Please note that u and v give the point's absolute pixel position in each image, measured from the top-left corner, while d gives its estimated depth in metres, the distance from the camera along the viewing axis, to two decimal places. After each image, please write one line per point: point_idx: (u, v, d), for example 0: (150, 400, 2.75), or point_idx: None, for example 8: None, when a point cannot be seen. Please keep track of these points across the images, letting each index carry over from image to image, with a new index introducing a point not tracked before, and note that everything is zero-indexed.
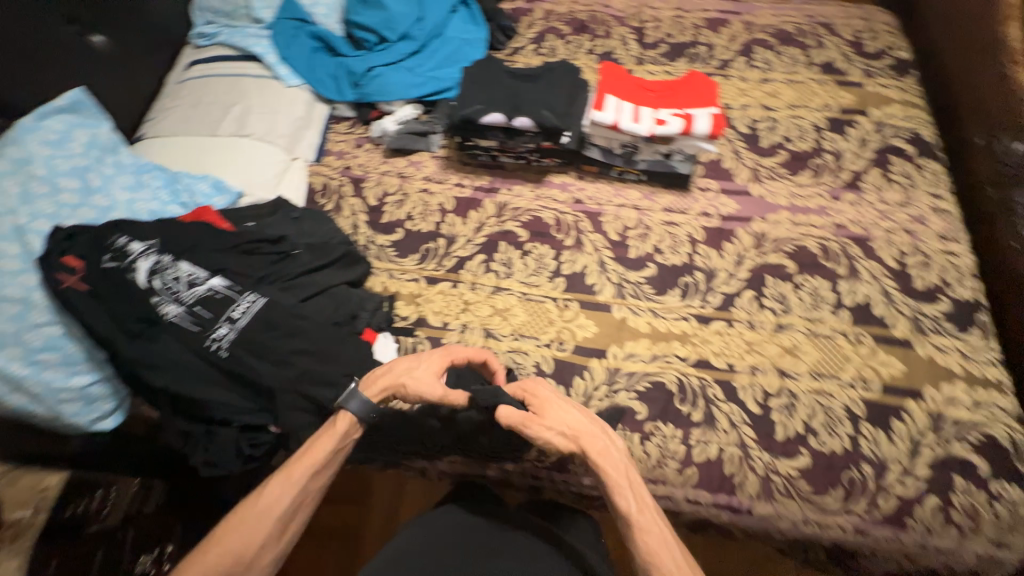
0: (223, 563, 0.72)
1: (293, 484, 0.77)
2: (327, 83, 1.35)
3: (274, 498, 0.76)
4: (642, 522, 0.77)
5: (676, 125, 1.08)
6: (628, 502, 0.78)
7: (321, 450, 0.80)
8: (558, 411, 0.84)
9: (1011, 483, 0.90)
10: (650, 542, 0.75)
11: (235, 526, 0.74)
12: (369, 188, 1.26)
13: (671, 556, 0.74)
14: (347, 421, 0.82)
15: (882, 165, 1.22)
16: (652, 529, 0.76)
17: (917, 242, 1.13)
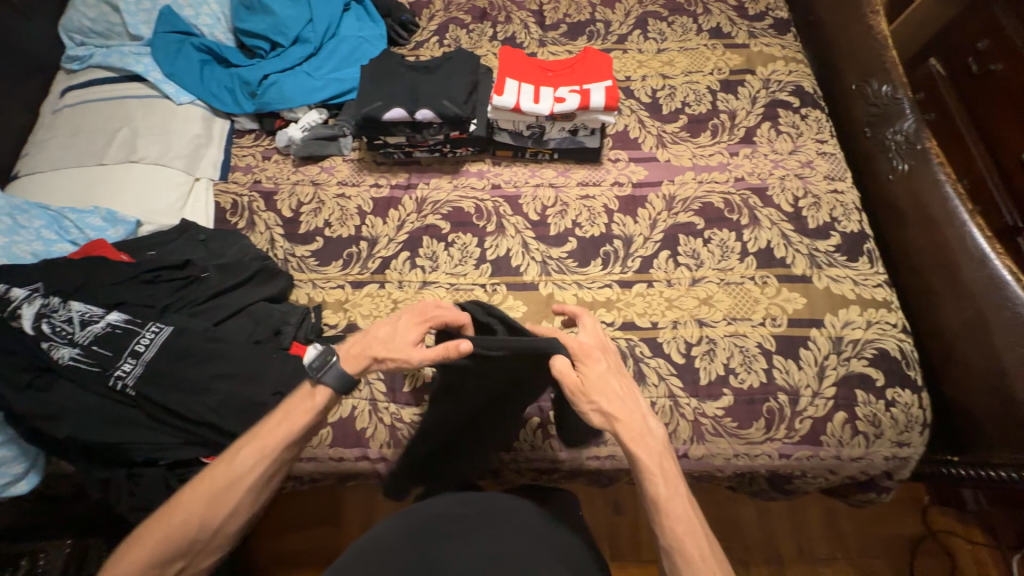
0: (184, 533, 0.66)
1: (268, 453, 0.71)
2: (222, 96, 1.29)
3: (246, 468, 0.70)
4: (670, 507, 0.71)
5: (573, 101, 1.12)
6: (660, 489, 0.72)
7: (299, 421, 0.74)
8: (609, 382, 0.77)
9: (902, 388, 1.01)
10: (676, 528, 0.70)
11: (202, 495, 0.68)
12: (282, 200, 1.22)
13: (694, 543, 0.69)
14: (325, 395, 0.76)
15: (772, 118, 1.31)
16: (682, 516, 0.71)
17: (808, 185, 1.22)
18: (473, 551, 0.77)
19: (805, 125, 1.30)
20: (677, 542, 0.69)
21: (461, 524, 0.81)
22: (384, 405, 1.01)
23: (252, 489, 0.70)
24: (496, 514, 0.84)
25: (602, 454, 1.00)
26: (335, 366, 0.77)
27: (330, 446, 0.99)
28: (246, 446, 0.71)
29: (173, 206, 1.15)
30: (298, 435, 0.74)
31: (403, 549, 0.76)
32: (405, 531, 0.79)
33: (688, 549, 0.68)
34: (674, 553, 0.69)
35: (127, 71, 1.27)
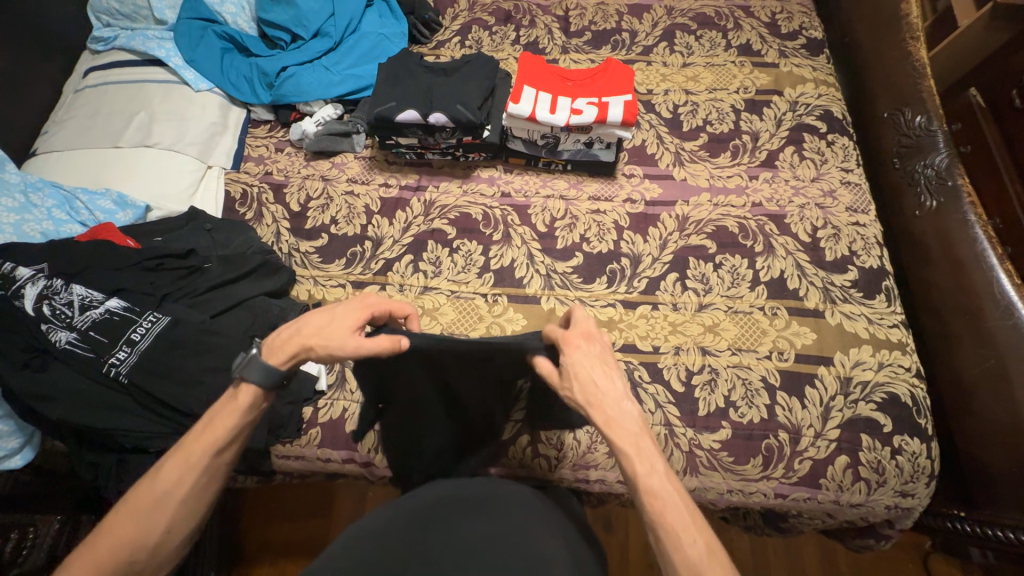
0: (113, 559, 0.60)
1: (194, 466, 0.64)
2: (240, 86, 1.29)
3: (173, 481, 0.63)
4: (658, 491, 0.60)
5: (590, 114, 1.09)
6: (645, 472, 0.61)
7: (226, 425, 0.66)
8: (583, 360, 0.66)
9: (911, 436, 0.96)
10: (665, 516, 0.59)
11: (132, 512, 0.62)
12: (291, 193, 1.21)
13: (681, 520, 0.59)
14: (252, 392, 0.68)
15: (796, 143, 1.27)
16: (665, 496, 0.60)
17: (828, 215, 1.17)
18: (470, 534, 0.73)
19: (830, 152, 1.25)
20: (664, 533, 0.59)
21: (454, 508, 0.76)
22: None
23: (185, 503, 0.64)
24: (490, 499, 0.79)
25: (592, 477, 0.98)
26: (257, 358, 0.67)
27: (319, 446, 0.99)
28: (170, 460, 0.65)
29: (183, 193, 1.16)
30: (224, 442, 0.66)
31: (394, 532, 0.71)
32: (395, 517, 0.73)
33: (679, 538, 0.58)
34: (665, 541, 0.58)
35: (149, 55, 1.28)
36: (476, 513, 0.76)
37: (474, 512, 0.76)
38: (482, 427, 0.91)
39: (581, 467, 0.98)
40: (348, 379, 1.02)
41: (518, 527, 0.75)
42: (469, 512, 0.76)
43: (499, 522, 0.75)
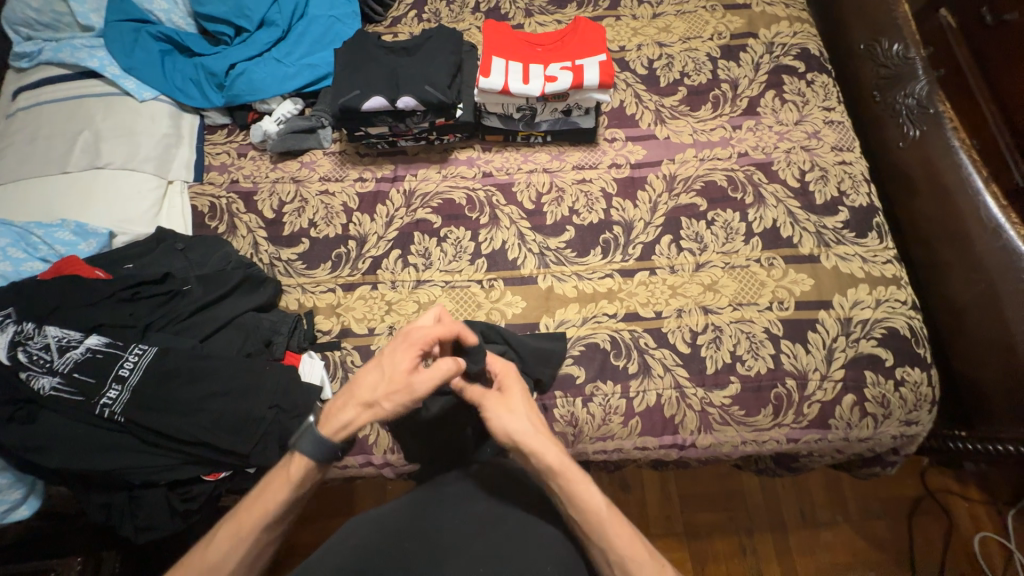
0: None
1: (241, 541, 0.63)
2: (189, 90, 1.20)
3: (220, 555, 0.63)
4: (614, 522, 0.65)
5: (566, 80, 1.04)
6: (599, 503, 0.66)
7: (273, 500, 0.65)
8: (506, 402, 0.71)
9: (912, 367, 0.99)
10: (618, 536, 0.65)
11: None
12: (262, 200, 1.15)
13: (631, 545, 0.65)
14: (302, 467, 0.66)
15: (776, 86, 1.23)
16: (615, 526, 0.65)
17: (815, 157, 1.16)
18: (475, 514, 0.71)
19: (811, 92, 1.22)
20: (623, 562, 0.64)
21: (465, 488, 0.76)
22: None
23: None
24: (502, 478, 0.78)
25: (609, 448, 0.99)
26: (311, 432, 0.66)
27: None
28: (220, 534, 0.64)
29: (147, 214, 1.09)
30: (271, 517, 0.64)
31: (395, 514, 0.71)
32: (402, 504, 0.73)
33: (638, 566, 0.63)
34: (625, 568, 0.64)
35: (81, 66, 1.17)
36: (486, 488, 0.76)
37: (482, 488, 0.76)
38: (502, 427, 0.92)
39: (598, 440, 0.99)
40: None
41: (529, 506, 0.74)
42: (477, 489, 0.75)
43: (506, 495, 0.75)
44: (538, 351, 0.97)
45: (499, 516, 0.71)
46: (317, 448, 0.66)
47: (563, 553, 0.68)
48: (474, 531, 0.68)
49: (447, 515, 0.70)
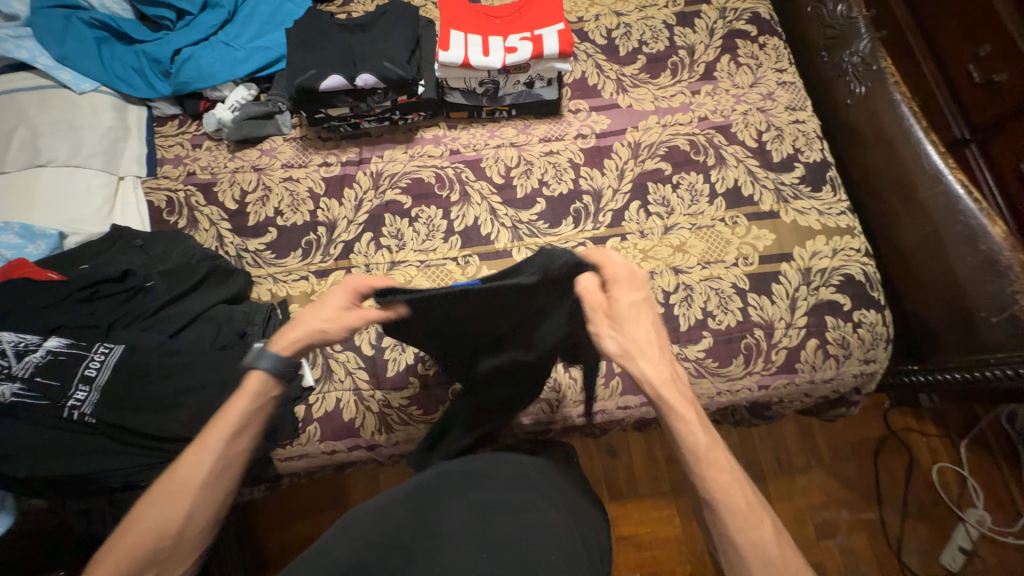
0: (145, 545, 0.60)
1: (210, 452, 0.64)
2: (131, 79, 1.13)
3: (192, 469, 0.63)
4: (710, 455, 0.66)
5: (526, 50, 1.03)
6: (697, 435, 0.68)
7: (234, 414, 0.66)
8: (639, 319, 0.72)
9: (868, 309, 1.05)
10: (717, 478, 0.65)
11: (159, 499, 0.61)
12: (223, 190, 1.12)
13: (738, 491, 0.65)
14: (258, 379, 0.68)
15: (731, 50, 1.27)
16: (722, 468, 0.66)
17: (770, 118, 1.20)
18: (474, 503, 0.73)
19: (764, 54, 1.26)
20: (716, 493, 0.65)
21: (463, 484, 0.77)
22: (369, 393, 0.99)
23: (203, 489, 0.63)
24: (498, 475, 0.80)
25: (593, 410, 1.02)
26: (264, 349, 0.68)
27: (320, 441, 0.98)
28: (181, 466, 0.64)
29: (100, 212, 1.05)
30: (235, 428, 0.65)
31: (398, 507, 0.71)
32: (399, 497, 0.74)
33: (731, 499, 0.64)
34: (717, 501, 0.65)
35: (9, 58, 1.09)
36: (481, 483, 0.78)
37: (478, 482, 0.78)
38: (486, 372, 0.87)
39: (582, 403, 1.02)
40: (334, 370, 1.00)
41: (528, 493, 0.77)
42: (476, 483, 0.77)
43: (505, 490, 0.76)
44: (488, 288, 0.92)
45: (500, 505, 0.73)
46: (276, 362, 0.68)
47: (563, 540, 0.69)
48: (473, 521, 0.69)
49: (446, 509, 0.71)
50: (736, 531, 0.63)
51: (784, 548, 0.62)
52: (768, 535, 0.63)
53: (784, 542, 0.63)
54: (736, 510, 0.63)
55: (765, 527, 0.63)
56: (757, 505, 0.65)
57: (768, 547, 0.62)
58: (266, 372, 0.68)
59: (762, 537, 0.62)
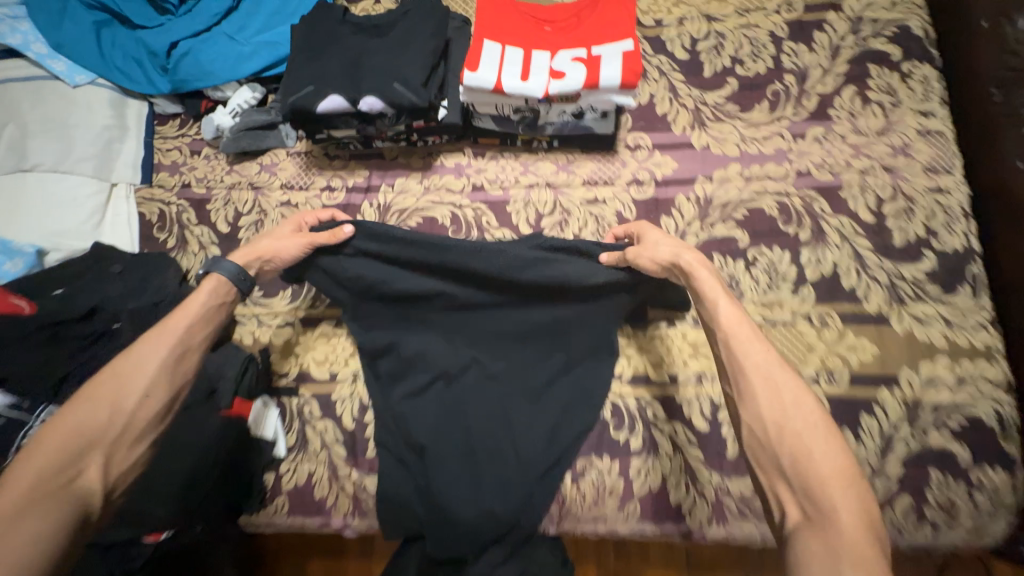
0: (89, 425, 0.59)
1: (166, 338, 0.67)
2: (130, 72, 1.01)
3: (148, 354, 0.65)
4: (759, 368, 0.58)
5: (577, 77, 0.79)
6: (752, 343, 0.60)
7: (195, 311, 0.71)
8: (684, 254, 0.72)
9: (994, 468, 0.77)
10: (790, 422, 0.55)
11: (101, 399, 0.61)
12: (216, 209, 1.00)
13: (800, 414, 0.55)
14: (215, 281, 0.74)
15: (859, 80, 0.95)
16: (788, 396, 0.56)
17: (899, 181, 0.89)
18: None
19: (904, 89, 0.94)
20: (753, 392, 0.57)
21: (454, 454, 0.81)
22: (345, 472, 0.86)
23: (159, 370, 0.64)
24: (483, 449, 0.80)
25: (600, 532, 0.82)
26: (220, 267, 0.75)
27: (288, 514, 0.86)
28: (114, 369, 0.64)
29: (86, 225, 0.96)
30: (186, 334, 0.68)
31: None
32: None
33: (789, 420, 0.55)
34: (768, 418, 0.56)
35: (4, 43, 0.99)
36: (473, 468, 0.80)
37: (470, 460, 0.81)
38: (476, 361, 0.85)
39: (588, 522, 0.82)
40: (309, 441, 0.88)
41: (523, 415, 0.82)
42: (474, 449, 0.80)
43: None
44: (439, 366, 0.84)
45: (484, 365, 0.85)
46: (231, 269, 0.75)
47: None
48: None
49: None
50: (781, 447, 0.54)
51: (839, 459, 0.52)
52: (832, 454, 0.52)
53: (840, 448, 0.53)
54: (796, 427, 0.54)
55: (836, 450, 0.52)
56: (811, 412, 0.55)
57: (831, 462, 0.52)
58: (224, 275, 0.75)
59: (820, 449, 0.53)
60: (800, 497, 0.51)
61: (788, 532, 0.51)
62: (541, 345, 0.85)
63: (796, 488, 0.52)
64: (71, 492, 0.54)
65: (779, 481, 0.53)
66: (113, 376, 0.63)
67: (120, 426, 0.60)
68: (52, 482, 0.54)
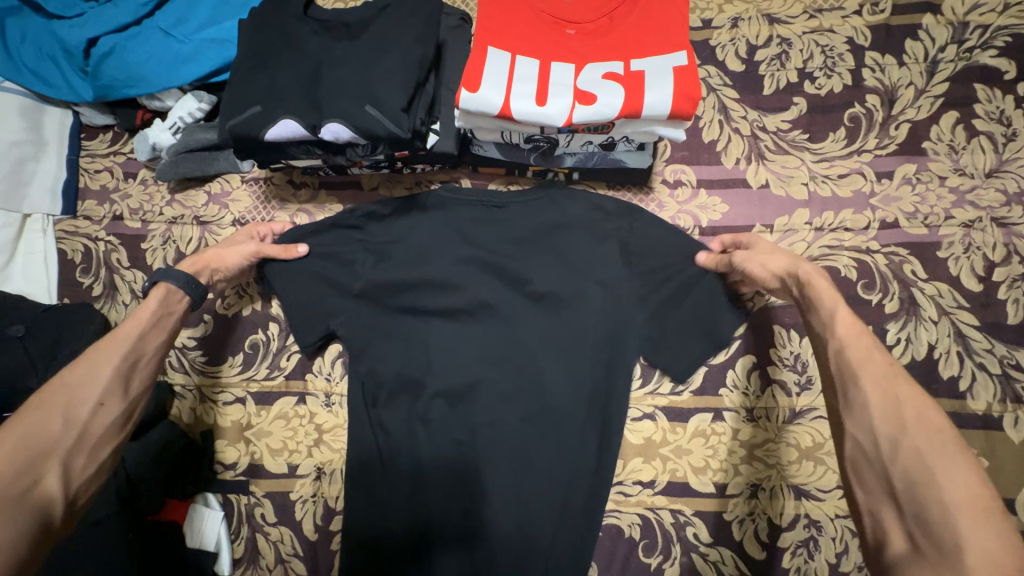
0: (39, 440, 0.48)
1: (124, 348, 0.57)
2: (42, 74, 0.80)
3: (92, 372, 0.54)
4: (869, 365, 0.45)
5: (612, 102, 0.58)
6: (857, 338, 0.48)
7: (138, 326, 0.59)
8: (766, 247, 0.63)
9: None
10: (909, 432, 0.41)
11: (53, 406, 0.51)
12: (153, 250, 0.81)
13: (922, 425, 0.41)
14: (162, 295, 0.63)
15: (962, 104, 0.74)
16: (905, 401, 0.43)
17: (1015, 239, 0.70)
18: None
19: (1020, 117, 0.73)
20: (864, 397, 0.44)
21: (453, 480, 0.68)
22: None
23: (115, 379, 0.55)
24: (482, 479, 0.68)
25: None
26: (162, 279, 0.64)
27: None
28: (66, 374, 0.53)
29: None
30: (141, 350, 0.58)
31: None
32: None
33: (919, 431, 0.41)
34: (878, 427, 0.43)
35: None
36: (472, 499, 0.68)
37: (466, 491, 0.68)
38: (496, 376, 0.70)
39: None
40: (261, 553, 0.71)
41: (545, 453, 0.68)
42: (473, 489, 0.68)
43: None
44: (455, 388, 0.70)
45: (495, 382, 0.70)
46: (185, 276, 0.64)
47: None
48: None
49: None
50: (894, 461, 0.41)
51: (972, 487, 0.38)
52: (961, 477, 0.38)
53: (974, 463, 0.39)
54: (916, 440, 0.41)
55: (965, 478, 0.38)
56: (936, 419, 0.41)
57: (959, 477, 0.38)
58: (174, 286, 0.64)
59: (946, 469, 0.39)
60: (911, 516, 0.39)
61: (889, 561, 0.40)
62: (570, 380, 0.69)
63: (909, 517, 0.39)
64: (28, 505, 0.45)
65: (882, 502, 0.41)
66: (66, 381, 0.53)
67: (76, 437, 0.51)
68: (8, 491, 0.44)
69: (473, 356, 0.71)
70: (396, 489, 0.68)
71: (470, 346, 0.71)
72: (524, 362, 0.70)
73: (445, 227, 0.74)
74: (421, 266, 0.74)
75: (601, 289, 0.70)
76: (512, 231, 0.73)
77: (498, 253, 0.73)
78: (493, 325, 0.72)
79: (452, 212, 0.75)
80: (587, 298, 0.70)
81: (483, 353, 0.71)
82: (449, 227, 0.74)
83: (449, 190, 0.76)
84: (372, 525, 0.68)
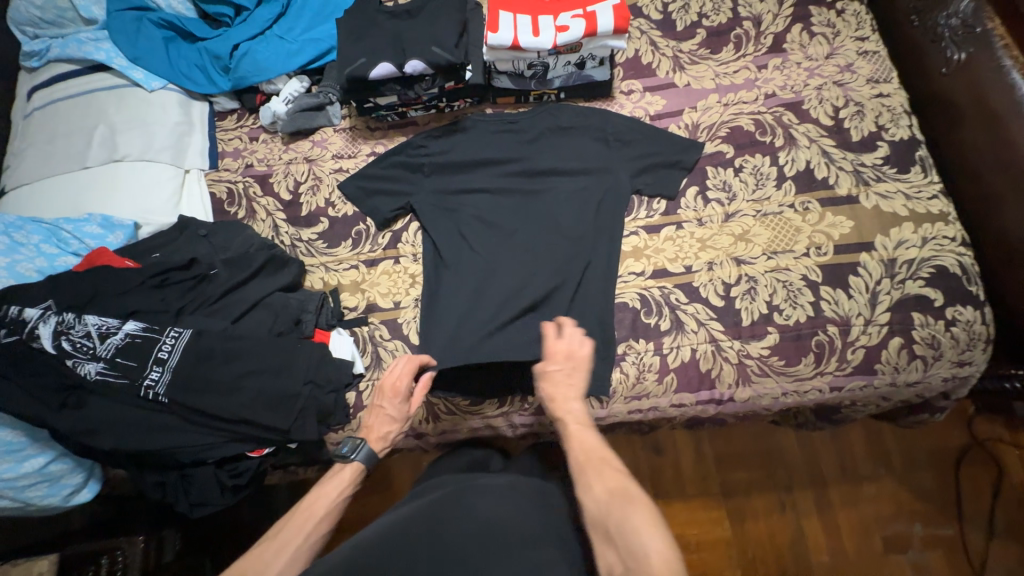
0: (276, 364, 0.90)
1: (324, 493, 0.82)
2: (194, 76, 1.19)
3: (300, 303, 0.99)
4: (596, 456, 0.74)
5: (578, 28, 0.98)
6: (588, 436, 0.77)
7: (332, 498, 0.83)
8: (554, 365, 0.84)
9: (964, 305, 0.93)
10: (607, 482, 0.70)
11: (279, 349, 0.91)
12: (278, 182, 1.16)
13: (617, 480, 0.70)
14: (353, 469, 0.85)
15: (803, 19, 1.15)
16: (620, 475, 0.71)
17: (849, 92, 1.08)
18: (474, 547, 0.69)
19: (841, 22, 1.14)
20: (591, 483, 0.71)
21: (504, 291, 1.00)
22: None
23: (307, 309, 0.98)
24: (474, 485, 0.80)
25: (645, 407, 0.97)
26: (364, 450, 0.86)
27: None
28: (289, 306, 0.98)
29: (169, 204, 1.10)
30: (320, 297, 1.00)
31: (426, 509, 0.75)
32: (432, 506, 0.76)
33: (624, 499, 0.68)
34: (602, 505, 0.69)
35: (89, 60, 1.17)
36: (523, 301, 1.00)
37: (516, 295, 1.00)
38: (527, 221, 1.06)
39: (632, 400, 0.97)
40: (384, 359, 0.99)
41: (565, 258, 1.02)
42: (519, 294, 1.00)
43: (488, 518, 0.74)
44: (502, 231, 1.05)
45: (523, 229, 1.05)
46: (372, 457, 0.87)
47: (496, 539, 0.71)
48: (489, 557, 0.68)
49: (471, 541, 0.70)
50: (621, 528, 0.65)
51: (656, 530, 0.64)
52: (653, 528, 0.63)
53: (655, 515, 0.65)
54: (618, 514, 0.67)
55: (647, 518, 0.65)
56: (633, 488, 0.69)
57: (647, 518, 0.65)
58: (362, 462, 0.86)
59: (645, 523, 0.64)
60: (622, 556, 0.64)
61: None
62: (576, 213, 1.04)
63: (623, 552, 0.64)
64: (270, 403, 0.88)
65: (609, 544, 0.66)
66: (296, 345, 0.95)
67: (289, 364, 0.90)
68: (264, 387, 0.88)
69: (509, 212, 1.07)
70: (470, 301, 1.00)
71: (507, 207, 1.07)
72: (542, 210, 1.06)
73: (481, 139, 1.12)
74: (467, 160, 1.10)
75: (587, 160, 1.08)
76: (526, 136, 1.11)
77: (520, 150, 1.11)
78: (517, 194, 1.08)
79: (482, 129, 1.13)
80: (582, 168, 1.07)
81: (517, 208, 1.07)
82: (481, 137, 1.12)
83: (479, 115, 1.14)
84: (456, 323, 0.99)
